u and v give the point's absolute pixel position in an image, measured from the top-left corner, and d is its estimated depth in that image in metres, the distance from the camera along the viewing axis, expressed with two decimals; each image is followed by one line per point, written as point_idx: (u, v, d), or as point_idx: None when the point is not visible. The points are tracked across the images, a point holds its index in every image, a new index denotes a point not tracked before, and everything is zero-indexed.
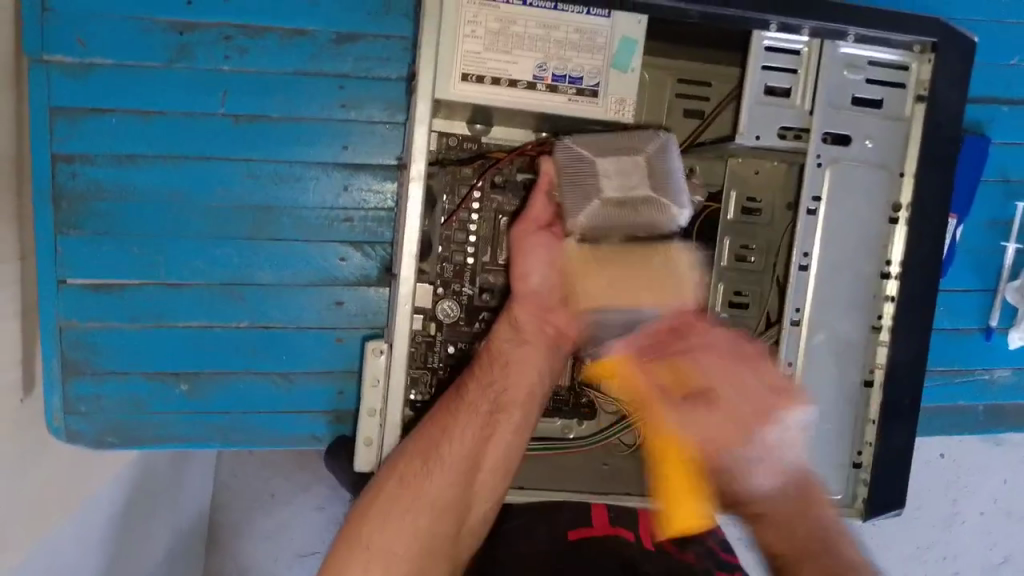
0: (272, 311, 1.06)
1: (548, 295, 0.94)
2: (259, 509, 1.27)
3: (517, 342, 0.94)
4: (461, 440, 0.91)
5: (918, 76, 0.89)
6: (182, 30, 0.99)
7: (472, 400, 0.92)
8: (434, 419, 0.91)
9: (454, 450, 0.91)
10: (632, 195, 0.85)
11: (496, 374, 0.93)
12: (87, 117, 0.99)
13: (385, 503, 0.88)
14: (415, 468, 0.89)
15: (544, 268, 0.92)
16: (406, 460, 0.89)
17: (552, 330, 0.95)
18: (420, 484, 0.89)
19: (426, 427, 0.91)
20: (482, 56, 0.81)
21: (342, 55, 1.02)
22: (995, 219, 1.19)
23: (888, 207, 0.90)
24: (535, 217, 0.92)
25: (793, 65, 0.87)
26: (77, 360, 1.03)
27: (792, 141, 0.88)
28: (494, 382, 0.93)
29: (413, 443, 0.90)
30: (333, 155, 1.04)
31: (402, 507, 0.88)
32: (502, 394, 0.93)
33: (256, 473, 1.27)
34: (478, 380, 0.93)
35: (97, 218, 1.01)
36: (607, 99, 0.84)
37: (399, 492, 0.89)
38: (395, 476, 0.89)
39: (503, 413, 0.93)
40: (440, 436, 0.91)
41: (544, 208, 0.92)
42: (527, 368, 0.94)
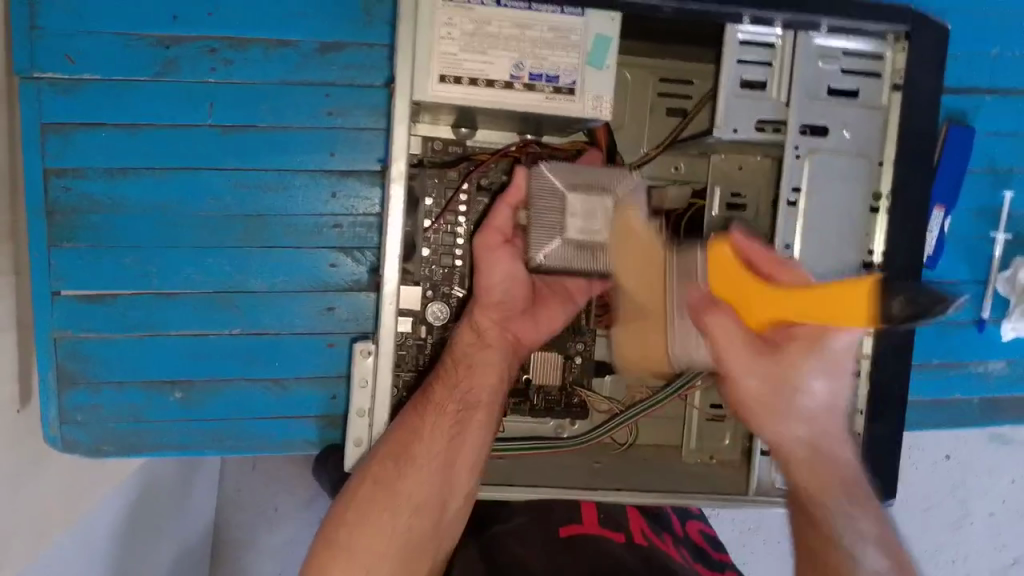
0: (263, 318, 1.07)
1: (511, 303, 0.96)
2: (263, 525, 1.29)
3: (479, 345, 0.95)
4: (433, 439, 0.91)
5: (893, 65, 0.89)
6: (169, 43, 1.01)
7: (437, 400, 0.92)
8: (404, 420, 0.91)
9: (426, 449, 0.90)
10: (593, 239, 0.87)
11: (461, 375, 0.93)
12: (79, 130, 1.00)
13: (362, 506, 0.87)
14: (387, 470, 0.89)
15: (504, 280, 0.94)
16: (379, 462, 0.89)
17: (513, 337, 0.97)
18: (395, 487, 0.88)
19: (396, 429, 0.90)
20: (458, 57, 0.82)
21: (327, 64, 1.04)
22: (984, 210, 1.19)
23: (868, 195, 0.90)
24: (500, 228, 0.92)
25: (769, 58, 0.88)
26: (73, 370, 1.04)
27: (771, 134, 0.89)
28: (460, 382, 0.93)
29: (384, 445, 0.90)
30: (320, 162, 1.05)
31: (378, 508, 0.87)
32: (469, 392, 0.93)
33: (259, 488, 1.29)
34: (446, 380, 0.93)
35: (90, 230, 1.02)
36: (584, 96, 0.85)
37: (374, 493, 0.88)
38: (368, 478, 0.89)
39: (469, 412, 0.93)
40: (412, 436, 0.90)
41: (506, 219, 0.92)
42: (489, 367, 0.94)
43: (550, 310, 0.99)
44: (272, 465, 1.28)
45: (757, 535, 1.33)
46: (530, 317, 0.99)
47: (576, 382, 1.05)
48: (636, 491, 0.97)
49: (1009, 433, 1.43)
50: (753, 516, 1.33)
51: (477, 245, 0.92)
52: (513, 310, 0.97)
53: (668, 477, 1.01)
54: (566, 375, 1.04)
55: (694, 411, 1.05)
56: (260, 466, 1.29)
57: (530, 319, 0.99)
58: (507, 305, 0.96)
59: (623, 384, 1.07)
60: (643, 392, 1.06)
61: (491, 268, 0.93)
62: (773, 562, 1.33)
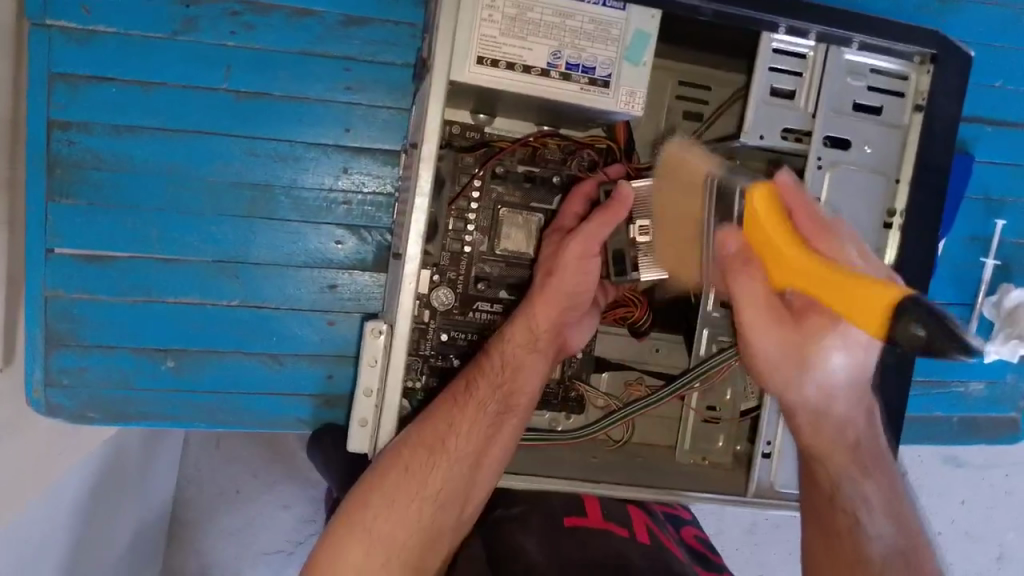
0: (264, 291, 1.05)
1: (566, 310, 0.95)
2: (225, 504, 1.27)
3: (528, 348, 0.94)
4: (467, 435, 0.91)
5: (917, 86, 0.91)
6: (189, 2, 0.98)
7: (479, 397, 0.92)
8: (440, 413, 0.91)
9: (459, 444, 0.91)
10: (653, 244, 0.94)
11: (506, 376, 0.93)
12: (88, 83, 0.97)
13: (391, 491, 0.87)
14: (419, 459, 0.89)
15: (575, 280, 0.94)
16: (411, 451, 0.89)
17: (558, 341, 0.97)
18: (423, 476, 0.89)
19: (430, 420, 0.90)
20: (498, 41, 0.82)
21: (349, 38, 1.02)
22: (976, 235, 1.22)
23: (883, 212, 0.91)
24: (592, 236, 0.92)
25: (798, 68, 0.89)
26: (62, 332, 1.01)
27: (794, 143, 0.91)
28: (503, 383, 0.93)
29: (417, 434, 0.89)
30: (335, 137, 1.03)
31: (406, 495, 0.88)
32: (510, 393, 0.94)
33: (223, 467, 1.26)
34: (488, 380, 0.93)
35: (92, 187, 0.99)
36: (618, 91, 0.85)
37: (404, 481, 0.88)
38: (399, 465, 0.88)
39: (508, 414, 0.93)
40: (446, 431, 0.90)
41: (601, 229, 0.91)
42: (534, 369, 0.95)
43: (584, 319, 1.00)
44: (244, 443, 1.26)
45: (716, 542, 1.41)
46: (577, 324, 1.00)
47: (575, 376, 1.06)
48: (636, 488, 0.97)
49: (962, 456, 1.47)
50: (714, 522, 1.41)
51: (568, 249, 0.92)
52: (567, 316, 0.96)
53: (673, 476, 1.01)
54: (566, 369, 1.05)
55: (691, 412, 1.05)
56: (222, 445, 1.26)
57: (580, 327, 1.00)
58: (570, 306, 0.95)
59: (622, 381, 1.09)
60: (642, 389, 1.08)
61: (568, 271, 0.93)
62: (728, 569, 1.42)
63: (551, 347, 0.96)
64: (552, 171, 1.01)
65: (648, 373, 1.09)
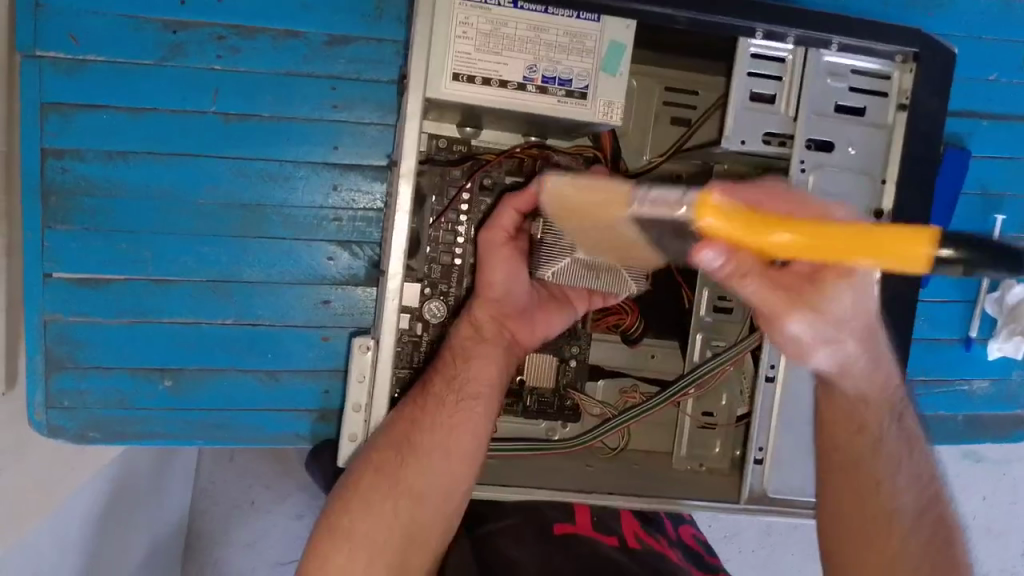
0: (259, 309, 1.06)
1: (509, 300, 0.96)
2: (237, 517, 1.28)
3: (478, 340, 0.96)
4: (432, 429, 0.91)
5: (900, 85, 0.90)
6: (175, 28, 1.00)
7: (437, 392, 0.93)
8: (401, 413, 0.91)
9: (426, 439, 0.91)
10: (600, 266, 0.91)
11: (458, 368, 0.94)
12: (79, 110, 0.99)
13: (366, 494, 0.89)
14: (389, 459, 0.90)
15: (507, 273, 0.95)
16: (381, 451, 0.90)
17: (510, 335, 0.97)
18: (396, 474, 0.90)
19: (393, 421, 0.90)
20: (473, 57, 0.82)
21: (334, 57, 1.03)
22: (975, 231, 1.21)
23: (869, 212, 0.91)
24: (504, 226, 0.92)
25: (778, 73, 0.89)
26: (61, 355, 1.02)
27: (777, 147, 0.90)
28: (457, 376, 0.94)
29: (384, 434, 0.90)
30: (322, 155, 1.05)
31: (380, 496, 0.89)
32: (467, 384, 0.94)
33: (234, 479, 1.28)
34: (443, 374, 0.94)
35: (85, 213, 1.01)
36: (595, 102, 0.85)
37: (376, 483, 0.89)
38: (370, 468, 0.89)
39: (469, 403, 0.93)
40: (411, 427, 0.91)
41: (510, 219, 0.92)
42: (488, 360, 0.95)
43: (549, 316, 1.00)
44: (257, 459, 1.28)
45: (733, 543, 1.40)
46: (527, 318, 0.98)
47: (570, 385, 1.06)
48: (627, 493, 0.97)
49: (981, 451, 1.45)
50: (732, 524, 1.40)
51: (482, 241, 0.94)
52: (512, 308, 0.97)
53: (664, 482, 1.00)
54: (560, 377, 1.06)
55: (687, 417, 1.06)
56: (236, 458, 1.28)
57: (528, 319, 0.98)
58: (513, 299, 0.96)
59: (617, 388, 1.09)
60: (637, 396, 1.08)
61: (492, 259, 0.94)
62: (746, 571, 1.41)
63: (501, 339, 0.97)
64: None
65: (643, 380, 1.09)
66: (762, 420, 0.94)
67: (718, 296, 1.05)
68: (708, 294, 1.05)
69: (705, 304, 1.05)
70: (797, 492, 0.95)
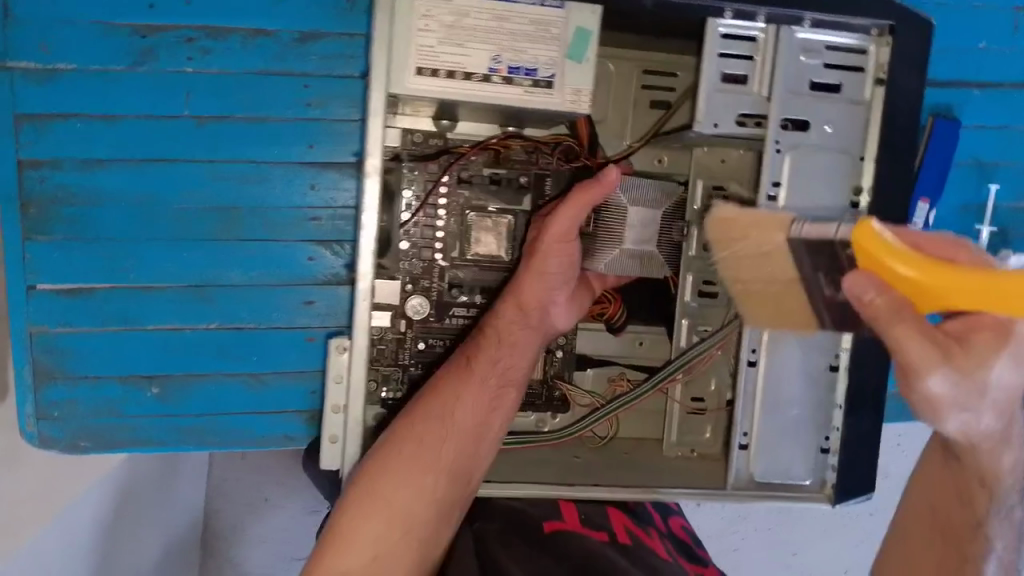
0: (241, 312, 1.06)
1: (561, 281, 0.95)
2: (251, 515, 1.29)
3: (522, 324, 0.96)
4: (472, 407, 0.93)
5: (877, 59, 0.88)
6: (145, 32, 0.99)
7: (480, 372, 0.94)
8: (442, 388, 0.93)
9: (467, 416, 0.93)
10: (646, 249, 0.96)
11: (502, 351, 0.95)
12: (53, 121, 0.99)
13: (405, 463, 0.89)
14: (431, 431, 0.91)
15: (562, 258, 0.94)
16: (423, 423, 0.91)
17: (549, 321, 0.98)
18: (436, 448, 0.91)
19: (434, 395, 0.92)
20: (435, 50, 0.81)
21: (306, 54, 1.02)
22: (967, 203, 1.18)
23: (849, 190, 0.89)
24: (568, 223, 0.92)
25: (749, 53, 0.87)
26: (48, 365, 1.03)
27: (752, 128, 0.89)
28: (500, 359, 0.95)
29: (423, 407, 0.92)
30: (299, 154, 1.04)
31: (420, 468, 0.89)
32: (508, 369, 0.96)
33: (247, 477, 1.29)
34: (488, 356, 0.94)
35: (64, 223, 1.01)
36: (563, 91, 0.84)
37: (416, 453, 0.90)
38: (412, 438, 0.90)
39: (507, 389, 0.96)
40: (453, 403, 0.92)
41: (575, 216, 0.91)
42: (526, 348, 0.97)
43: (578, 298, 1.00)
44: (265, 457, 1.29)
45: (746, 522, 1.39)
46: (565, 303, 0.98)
47: (558, 375, 1.06)
48: (613, 488, 0.96)
49: None
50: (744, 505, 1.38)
51: (548, 238, 0.93)
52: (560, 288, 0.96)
53: (652, 472, 0.99)
54: (548, 368, 1.05)
55: (676, 404, 1.04)
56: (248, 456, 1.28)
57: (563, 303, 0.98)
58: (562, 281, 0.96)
59: (605, 378, 1.08)
60: (625, 385, 1.08)
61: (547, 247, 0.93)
62: (761, 547, 1.40)
63: (542, 326, 0.97)
64: (517, 173, 1.02)
65: (631, 367, 1.09)
66: (744, 408, 0.93)
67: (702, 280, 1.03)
68: (692, 280, 1.02)
69: (690, 289, 1.03)
70: (780, 475, 0.94)
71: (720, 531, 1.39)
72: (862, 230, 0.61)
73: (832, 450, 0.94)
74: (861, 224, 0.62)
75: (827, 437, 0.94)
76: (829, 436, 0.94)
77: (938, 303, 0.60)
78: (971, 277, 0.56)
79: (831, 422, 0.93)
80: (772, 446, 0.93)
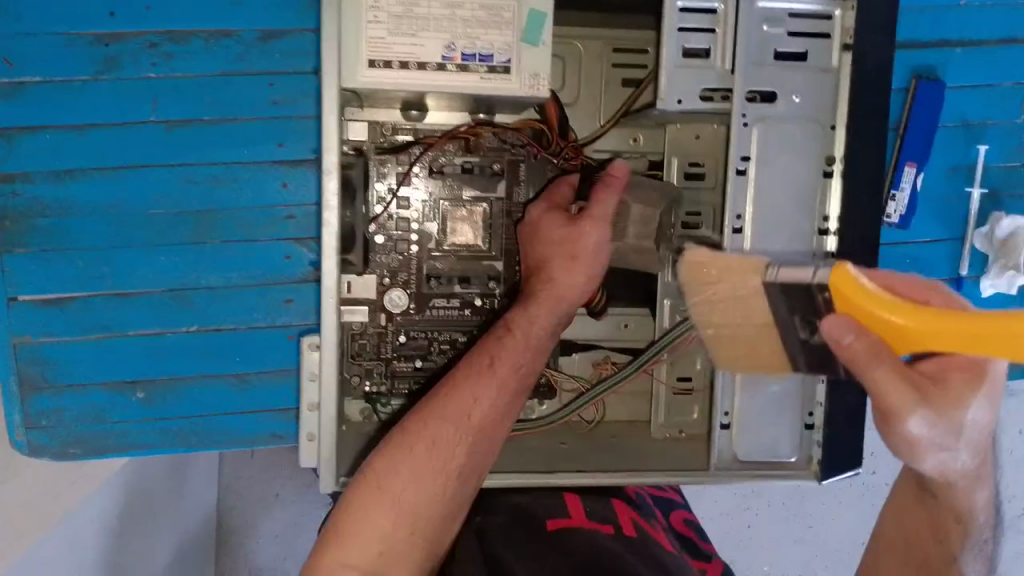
0: (221, 314, 1.06)
1: (590, 277, 0.93)
2: (263, 510, 1.27)
3: (548, 323, 0.91)
4: (496, 409, 0.84)
5: (843, 24, 0.86)
6: (107, 40, 0.99)
7: (504, 372, 0.86)
8: (463, 385, 0.84)
9: (487, 418, 0.83)
10: (644, 244, 0.97)
11: (526, 354, 0.88)
12: (21, 135, 1.00)
13: (418, 466, 0.78)
14: (447, 432, 0.81)
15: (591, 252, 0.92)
16: (441, 423, 0.81)
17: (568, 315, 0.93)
18: (453, 450, 0.80)
19: (456, 392, 0.83)
20: (387, 41, 0.80)
21: (270, 53, 1.02)
22: (956, 165, 1.15)
23: (821, 160, 0.87)
24: (602, 212, 0.92)
25: (710, 25, 0.86)
26: (33, 376, 1.04)
27: (717, 103, 0.87)
28: (524, 361, 0.88)
29: (446, 406, 0.82)
30: (269, 153, 1.04)
31: (434, 472, 0.78)
32: (528, 372, 0.88)
33: (258, 475, 1.27)
34: (514, 354, 0.87)
35: (41, 235, 1.02)
36: (521, 75, 0.82)
37: (431, 454, 0.79)
38: (428, 439, 0.80)
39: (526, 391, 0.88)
40: (474, 403, 0.83)
41: (608, 204, 0.92)
42: (546, 348, 0.91)
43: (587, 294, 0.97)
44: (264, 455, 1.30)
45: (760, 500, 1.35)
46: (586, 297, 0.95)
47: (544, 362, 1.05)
48: (597, 471, 0.96)
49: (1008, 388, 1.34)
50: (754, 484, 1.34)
51: (585, 228, 0.92)
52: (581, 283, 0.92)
53: (636, 455, 1.00)
54: None
55: (661, 385, 1.03)
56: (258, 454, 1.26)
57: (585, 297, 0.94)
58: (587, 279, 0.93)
59: (590, 361, 1.08)
60: (610, 368, 1.07)
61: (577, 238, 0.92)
62: (776, 527, 1.36)
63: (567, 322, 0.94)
64: (490, 160, 1.01)
65: (615, 349, 1.08)
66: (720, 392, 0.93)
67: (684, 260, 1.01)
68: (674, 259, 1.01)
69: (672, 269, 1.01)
70: (766, 453, 0.94)
71: (732, 513, 1.35)
72: (838, 273, 0.59)
73: (816, 426, 0.94)
74: (838, 269, 0.59)
75: (811, 412, 0.94)
76: (812, 412, 0.94)
77: (918, 345, 0.57)
78: (947, 324, 0.54)
79: (813, 398, 0.94)
80: (756, 425, 0.93)
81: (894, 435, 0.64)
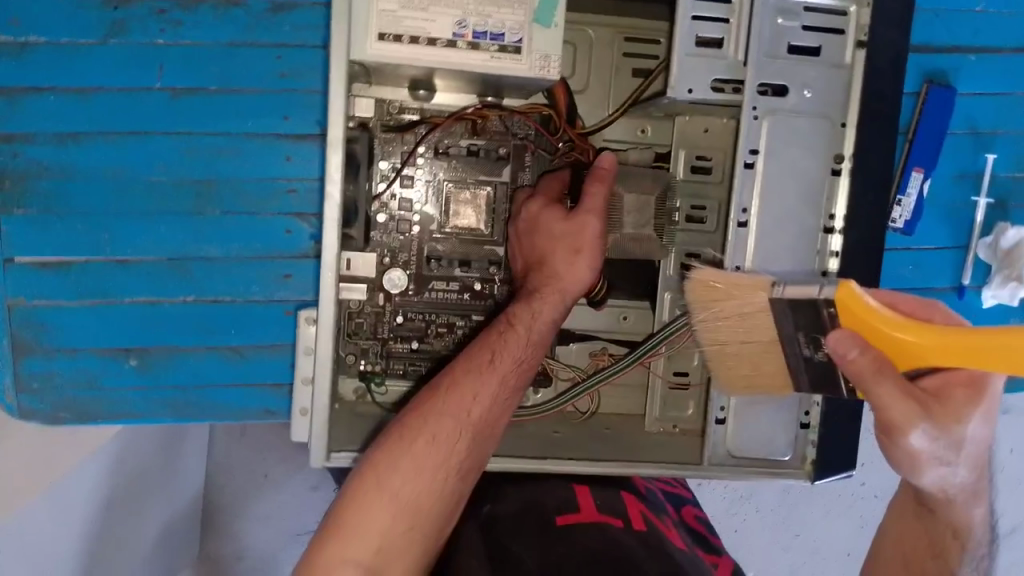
0: (218, 286, 1.05)
1: (585, 271, 0.91)
2: (254, 491, 1.19)
3: (548, 319, 0.89)
4: (494, 405, 0.83)
5: (858, 20, 0.85)
6: (116, 4, 0.99)
7: (504, 367, 0.84)
8: (462, 381, 0.82)
9: (485, 413, 0.82)
10: (643, 232, 0.96)
11: (526, 349, 0.87)
12: (26, 95, 0.99)
13: (415, 463, 0.77)
14: (445, 429, 0.79)
15: (588, 246, 0.91)
16: (439, 420, 0.79)
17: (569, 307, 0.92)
18: (451, 447, 0.79)
19: (453, 388, 0.82)
20: (398, 14, 0.79)
21: (279, 25, 1.02)
22: (964, 171, 1.15)
23: (831, 157, 0.86)
24: (594, 206, 0.90)
25: (725, 14, 0.85)
26: (26, 338, 1.03)
27: (729, 94, 0.86)
28: (523, 357, 0.86)
29: (444, 401, 0.81)
30: (274, 125, 1.03)
31: (431, 469, 0.78)
32: (528, 368, 0.87)
33: (249, 453, 1.19)
34: (513, 351, 0.85)
35: (40, 197, 1.01)
36: (531, 56, 0.82)
37: (429, 452, 0.78)
38: (425, 437, 0.79)
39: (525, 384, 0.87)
40: (473, 400, 0.82)
41: (600, 198, 0.90)
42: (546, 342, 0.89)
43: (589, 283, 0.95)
44: None
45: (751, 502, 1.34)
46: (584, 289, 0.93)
47: None
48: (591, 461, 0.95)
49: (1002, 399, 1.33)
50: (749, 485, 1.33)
51: (580, 225, 0.90)
52: (578, 277, 0.91)
53: (631, 448, 0.98)
54: None
55: (658, 379, 1.02)
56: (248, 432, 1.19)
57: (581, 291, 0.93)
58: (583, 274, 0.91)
59: (587, 351, 1.07)
60: (607, 359, 1.06)
61: (571, 231, 0.90)
62: (767, 530, 1.35)
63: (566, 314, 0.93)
64: (496, 143, 1.00)
65: (613, 341, 1.07)
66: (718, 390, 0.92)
67: (686, 253, 1.01)
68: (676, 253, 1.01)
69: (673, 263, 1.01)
70: (762, 449, 0.93)
71: (722, 514, 1.35)
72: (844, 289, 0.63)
73: (811, 426, 0.93)
74: (844, 286, 0.63)
75: (807, 411, 0.93)
76: (808, 412, 0.93)
77: (919, 361, 0.61)
78: (951, 337, 0.57)
79: (810, 398, 0.93)
80: (751, 422, 0.93)
81: (896, 448, 0.64)
